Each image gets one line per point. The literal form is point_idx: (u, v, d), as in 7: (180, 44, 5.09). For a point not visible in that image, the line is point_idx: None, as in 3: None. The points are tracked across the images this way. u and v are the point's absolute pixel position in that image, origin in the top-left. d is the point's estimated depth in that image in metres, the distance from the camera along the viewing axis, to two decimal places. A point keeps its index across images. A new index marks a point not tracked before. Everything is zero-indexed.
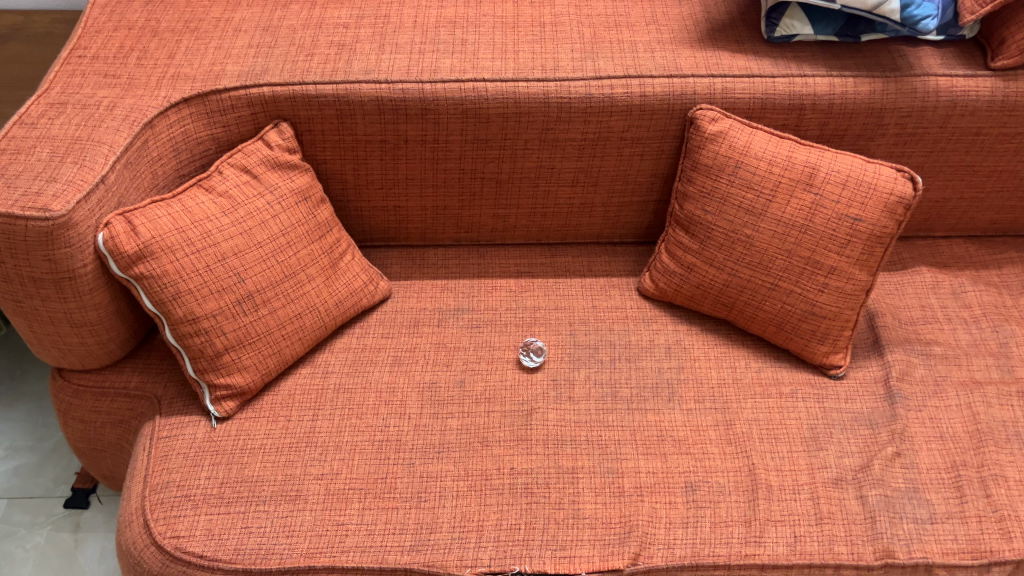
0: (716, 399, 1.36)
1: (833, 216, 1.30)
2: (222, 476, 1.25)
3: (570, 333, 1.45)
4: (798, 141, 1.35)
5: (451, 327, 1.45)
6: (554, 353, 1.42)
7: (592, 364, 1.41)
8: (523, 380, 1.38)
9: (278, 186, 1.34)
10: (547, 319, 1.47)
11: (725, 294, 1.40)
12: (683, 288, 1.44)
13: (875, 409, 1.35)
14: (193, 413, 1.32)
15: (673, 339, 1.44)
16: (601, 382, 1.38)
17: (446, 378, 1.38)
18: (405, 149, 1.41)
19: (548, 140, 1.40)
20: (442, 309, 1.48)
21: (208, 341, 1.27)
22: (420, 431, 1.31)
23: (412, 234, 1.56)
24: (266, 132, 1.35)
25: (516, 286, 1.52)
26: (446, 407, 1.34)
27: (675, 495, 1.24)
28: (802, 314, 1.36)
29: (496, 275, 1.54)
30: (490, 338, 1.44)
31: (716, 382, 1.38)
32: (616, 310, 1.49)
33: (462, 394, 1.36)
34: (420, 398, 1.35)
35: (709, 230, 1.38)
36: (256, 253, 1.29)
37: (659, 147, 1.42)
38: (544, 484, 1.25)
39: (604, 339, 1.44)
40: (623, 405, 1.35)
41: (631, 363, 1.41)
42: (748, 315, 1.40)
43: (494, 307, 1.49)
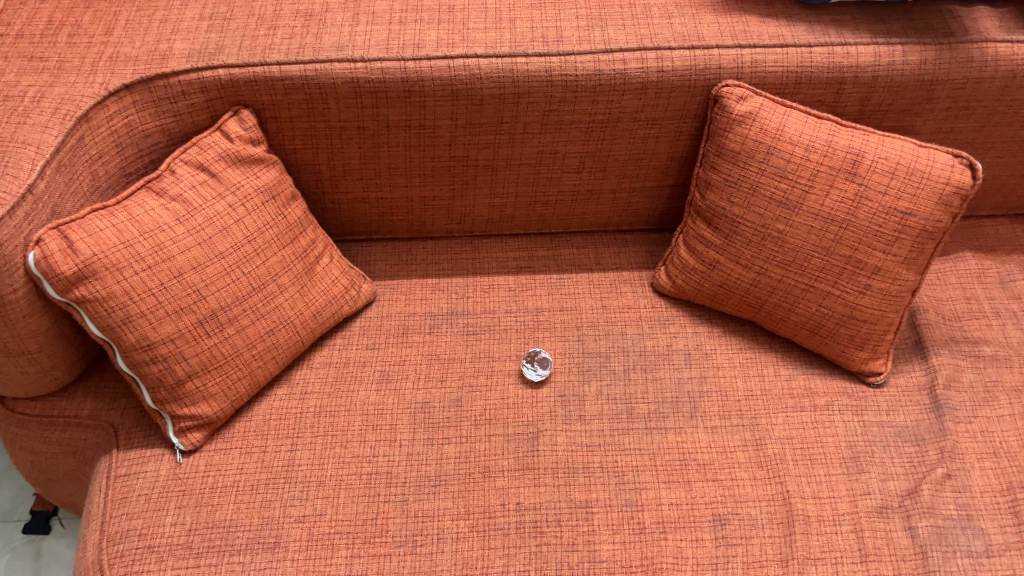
0: (744, 414, 1.22)
1: (880, 210, 1.13)
2: (190, 521, 1.10)
3: (578, 340, 1.30)
4: (838, 122, 1.17)
5: (444, 336, 1.30)
6: (561, 364, 1.27)
7: (604, 376, 1.25)
8: (528, 397, 1.23)
9: (240, 184, 1.16)
10: (551, 323, 1.31)
11: (753, 295, 1.25)
12: (703, 286, 1.28)
13: (920, 422, 1.21)
14: (155, 445, 1.17)
15: (693, 344, 1.29)
16: (615, 398, 1.23)
17: (440, 396, 1.23)
18: (387, 136, 1.22)
19: (551, 123, 1.22)
20: (434, 314, 1.32)
21: (167, 368, 1.10)
22: (413, 462, 1.16)
23: (397, 226, 1.39)
24: (223, 121, 1.16)
25: (515, 285, 1.36)
26: (442, 431, 1.19)
27: (702, 531, 1.11)
28: (840, 318, 1.20)
29: (493, 272, 1.38)
30: (488, 347, 1.28)
31: (742, 395, 1.24)
32: (628, 311, 1.33)
33: (460, 416, 1.21)
34: (411, 421, 1.20)
35: (734, 224, 1.22)
36: (218, 266, 1.12)
37: (677, 128, 1.25)
38: (555, 522, 1.11)
39: (617, 346, 1.29)
40: (640, 424, 1.21)
41: (647, 374, 1.26)
42: (778, 317, 1.25)
43: (492, 310, 1.33)
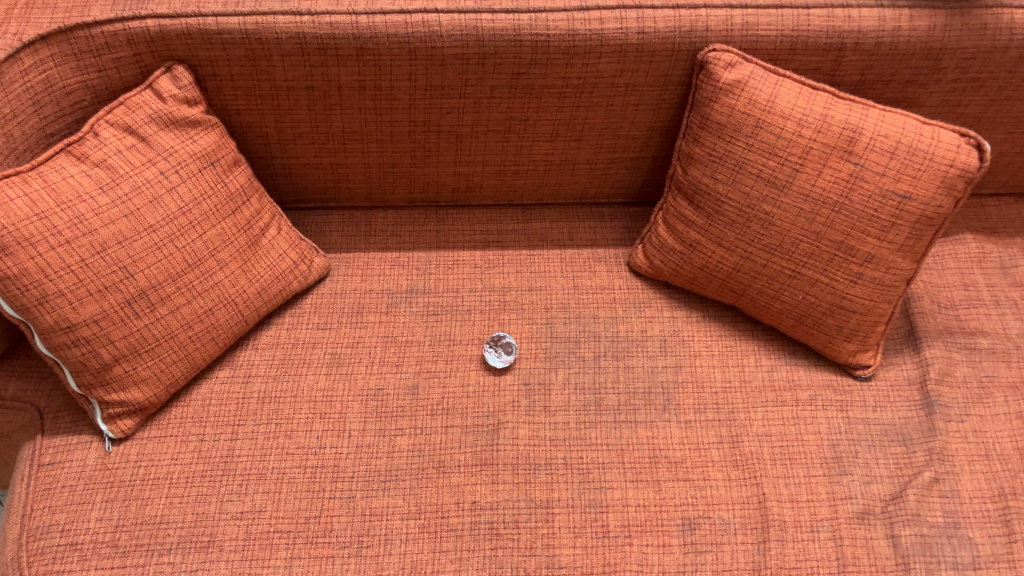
0: (720, 408, 1.13)
1: (877, 193, 1.03)
2: (117, 517, 1.02)
3: (546, 323, 1.20)
4: (835, 94, 1.06)
5: (402, 316, 1.20)
6: (527, 349, 1.18)
7: (572, 364, 1.17)
8: (489, 385, 1.14)
9: (174, 149, 1.05)
10: (518, 304, 1.22)
11: (735, 279, 1.16)
12: (682, 268, 1.19)
13: (909, 420, 1.13)
14: (83, 432, 1.08)
15: (669, 330, 1.20)
16: (583, 387, 1.15)
17: (395, 383, 1.14)
18: (339, 97, 1.11)
19: (521, 87, 1.11)
20: (392, 292, 1.23)
21: (92, 352, 1.00)
22: (362, 455, 1.08)
23: (355, 195, 1.29)
24: (154, 78, 1.04)
25: (481, 262, 1.27)
26: (394, 422, 1.11)
27: (670, 536, 1.03)
28: (828, 307, 1.11)
29: (457, 247, 1.28)
30: (449, 330, 1.19)
31: (720, 386, 1.15)
32: (600, 292, 1.24)
33: (415, 405, 1.12)
34: (363, 410, 1.12)
35: (717, 203, 1.12)
36: (148, 240, 1.01)
37: (658, 96, 1.14)
38: (512, 524, 1.03)
39: (587, 330, 1.20)
40: (609, 416, 1.12)
41: (619, 362, 1.17)
42: (761, 304, 1.16)
43: (455, 288, 1.23)
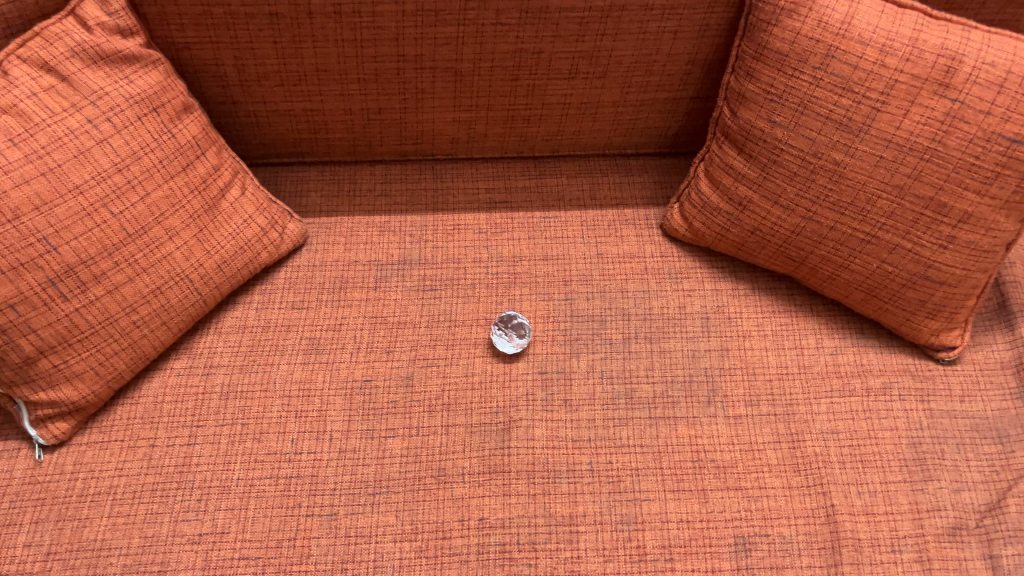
0: (776, 400, 0.94)
1: (979, 136, 0.82)
2: (49, 542, 0.83)
3: (565, 299, 1.01)
4: (926, 13, 0.85)
5: (393, 292, 1.01)
6: (542, 331, 0.99)
7: (598, 348, 0.97)
8: (498, 375, 0.95)
9: (105, 91, 0.84)
10: (531, 277, 1.03)
11: (794, 244, 0.96)
12: (729, 231, 0.99)
13: (1004, 413, 0.93)
14: (10, 438, 0.89)
15: (712, 307, 1.01)
16: (611, 376, 0.95)
17: (385, 373, 0.95)
18: (309, 26, 0.90)
19: (533, 11, 0.90)
20: (382, 263, 1.03)
21: (9, 344, 0.80)
22: (346, 463, 0.89)
23: (336, 148, 1.09)
24: (78, 2, 0.83)
25: (486, 226, 1.07)
26: (385, 421, 0.92)
27: (721, 560, 0.85)
28: (909, 278, 0.91)
29: (458, 209, 1.08)
30: (449, 308, 1.00)
31: (775, 373, 0.96)
32: (629, 261, 1.04)
33: (409, 401, 0.93)
34: (346, 407, 0.93)
35: (776, 151, 0.92)
36: (74, 204, 0.81)
37: (701, 21, 0.93)
38: (528, 546, 0.85)
39: (615, 307, 1.00)
40: (642, 412, 0.93)
41: (653, 345, 0.98)
42: (824, 274, 0.96)
43: (456, 258, 1.04)
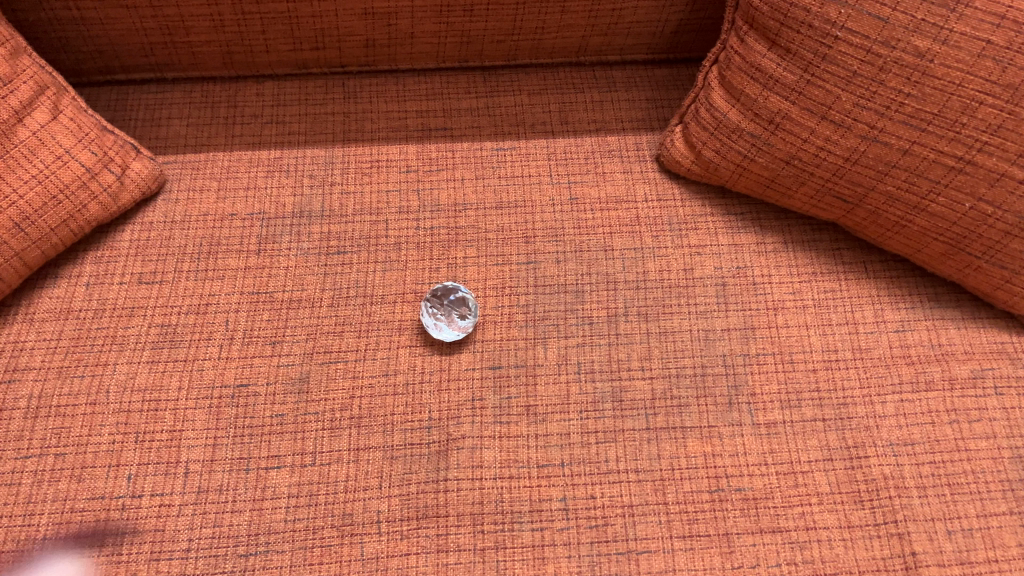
0: (825, 399, 0.67)
1: None
2: None
3: (527, 262, 0.72)
4: None
5: (284, 258, 0.72)
6: (494, 308, 0.70)
7: (572, 331, 0.69)
8: (430, 373, 0.67)
9: None
10: (478, 232, 0.74)
11: (849, 178, 0.67)
12: (755, 160, 0.70)
13: None
14: None
15: (728, 269, 0.73)
16: (591, 371, 0.67)
17: (269, 374, 0.67)
18: None
19: None
20: (269, 218, 0.74)
21: None
22: (205, 511, 0.61)
23: (207, 57, 0.78)
24: None
25: (417, 163, 0.77)
26: (266, 445, 0.64)
27: None
28: (1015, 225, 0.63)
29: (378, 140, 0.79)
30: (364, 278, 0.71)
31: (821, 360, 0.68)
32: (613, 208, 0.75)
33: (303, 414, 0.65)
34: (211, 426, 0.64)
35: (827, 41, 0.62)
36: None
37: None
38: None
39: (595, 273, 0.72)
40: (637, 422, 0.65)
41: (649, 325, 0.70)
42: (891, 219, 0.68)
43: (373, 208, 0.75)
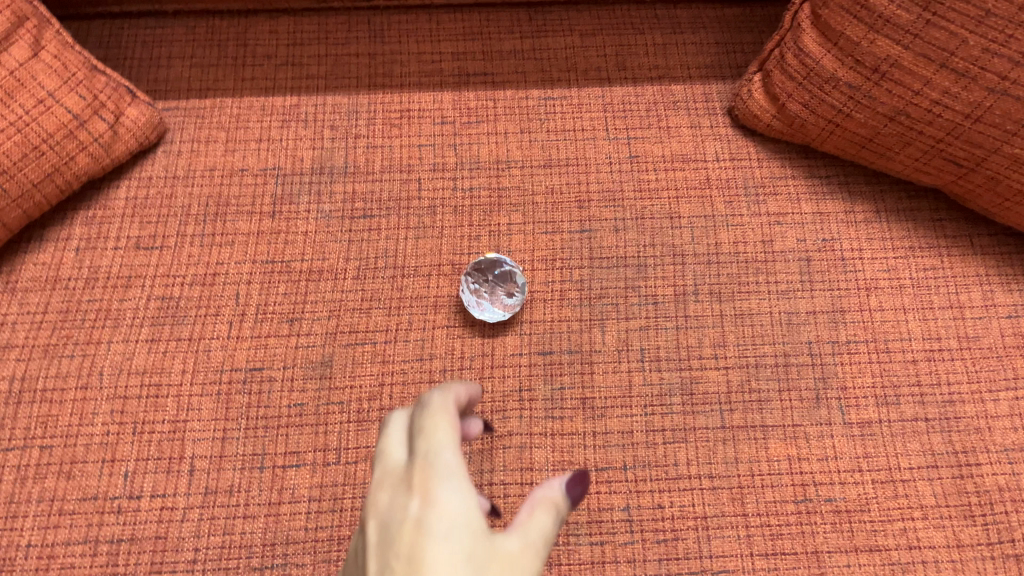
0: (929, 396, 0.58)
1: None
2: None
3: (581, 231, 0.63)
4: None
5: (302, 221, 0.63)
6: (544, 283, 0.61)
7: (634, 312, 0.60)
8: (471, 359, 0.58)
9: None
10: (525, 195, 0.64)
11: (967, 138, 0.57)
12: (851, 115, 0.60)
13: None
14: None
15: (813, 242, 0.63)
16: (657, 358, 0.58)
17: (286, 357, 0.58)
18: None
19: None
20: (286, 176, 0.64)
21: None
22: (214, 516, 0.53)
23: None
24: None
25: (454, 113, 0.68)
26: (284, 439, 0.55)
27: None
28: None
29: (409, 86, 0.69)
30: (394, 247, 0.62)
31: (922, 350, 0.59)
32: (679, 169, 0.66)
33: (325, 404, 0.56)
34: (220, 416, 0.56)
35: None
36: None
37: None
38: None
39: (659, 244, 0.63)
40: (710, 419, 0.57)
41: (723, 306, 0.60)
42: (1012, 187, 0.58)
43: (405, 166, 0.65)
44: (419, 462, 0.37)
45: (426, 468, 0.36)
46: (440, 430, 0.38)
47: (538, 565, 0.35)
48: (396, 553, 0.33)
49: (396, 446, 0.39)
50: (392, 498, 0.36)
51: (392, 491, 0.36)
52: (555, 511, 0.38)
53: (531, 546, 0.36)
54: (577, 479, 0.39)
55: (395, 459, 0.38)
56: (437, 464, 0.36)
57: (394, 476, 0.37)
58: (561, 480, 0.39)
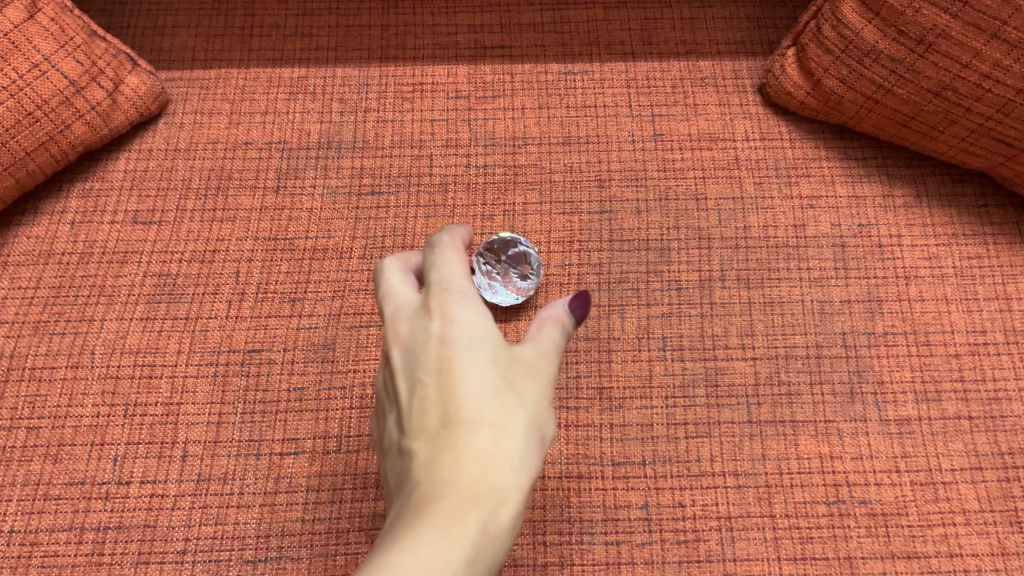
0: (973, 393, 0.54)
1: None
2: None
3: (601, 212, 0.59)
4: None
5: (307, 197, 0.60)
6: (561, 266, 0.58)
7: (656, 298, 0.56)
8: None
9: None
10: (543, 173, 0.61)
11: (1019, 116, 0.53)
12: (893, 91, 0.56)
13: None
14: None
15: (849, 227, 0.59)
16: (679, 347, 0.55)
17: (287, 338, 0.55)
18: None
19: None
20: (292, 150, 0.61)
21: None
22: (206, 505, 0.50)
23: None
24: None
25: (469, 86, 0.64)
26: (282, 425, 0.52)
27: None
28: None
29: (422, 58, 0.65)
30: (403, 225, 0.59)
31: (967, 344, 0.55)
32: (706, 149, 0.62)
33: (326, 389, 0.53)
34: (215, 400, 0.53)
35: None
36: None
37: None
38: None
39: (684, 227, 0.59)
40: (736, 413, 0.53)
41: (751, 293, 0.57)
42: None
43: (416, 141, 0.62)
44: (434, 291, 0.41)
45: (441, 296, 0.41)
46: (452, 265, 0.42)
47: (552, 370, 0.41)
48: (427, 371, 0.39)
49: (404, 280, 0.44)
50: (414, 328, 0.41)
51: (413, 324, 0.41)
52: (559, 327, 0.43)
53: (545, 356, 0.41)
54: (578, 303, 0.45)
55: (407, 296, 0.43)
56: (453, 293, 0.41)
57: (411, 308, 0.42)
58: (564, 302, 0.45)
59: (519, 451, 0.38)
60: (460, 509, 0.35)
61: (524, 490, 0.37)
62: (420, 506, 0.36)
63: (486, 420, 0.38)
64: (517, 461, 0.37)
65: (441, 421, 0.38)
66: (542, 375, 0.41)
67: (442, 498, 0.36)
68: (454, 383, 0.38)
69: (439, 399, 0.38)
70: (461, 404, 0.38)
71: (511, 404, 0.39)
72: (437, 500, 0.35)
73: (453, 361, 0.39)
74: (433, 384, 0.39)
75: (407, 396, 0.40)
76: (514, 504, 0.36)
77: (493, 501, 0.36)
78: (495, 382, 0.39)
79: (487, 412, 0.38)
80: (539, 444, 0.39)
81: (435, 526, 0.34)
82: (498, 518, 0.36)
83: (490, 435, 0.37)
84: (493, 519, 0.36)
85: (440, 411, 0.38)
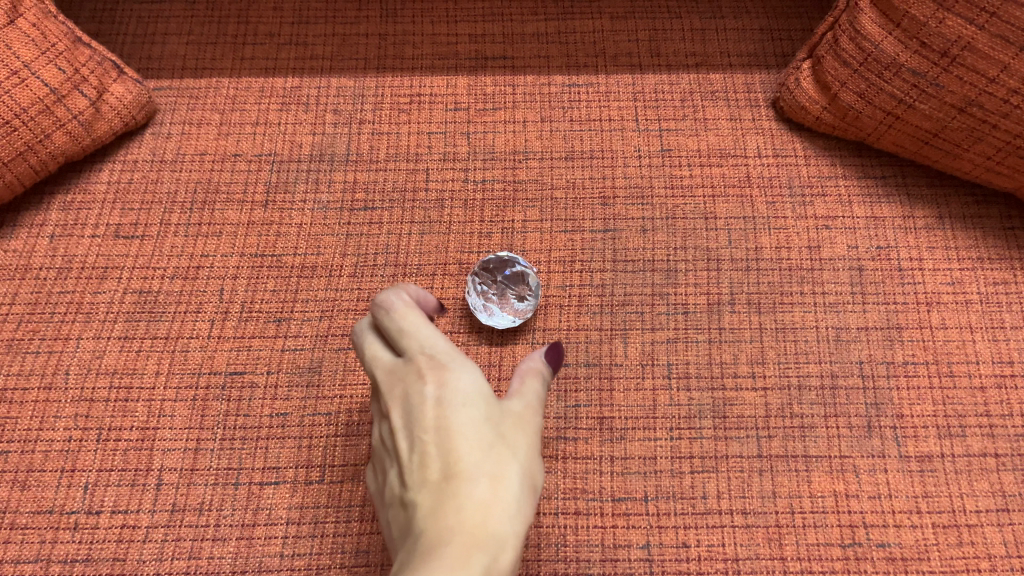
0: (999, 429, 0.50)
1: None
2: None
3: (604, 230, 0.57)
4: None
5: (297, 212, 0.57)
6: (561, 287, 0.55)
7: (661, 322, 0.53)
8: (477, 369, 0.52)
9: None
10: (544, 189, 0.58)
11: None
12: (915, 106, 0.53)
13: None
14: None
15: (867, 249, 0.56)
16: (685, 375, 0.52)
17: (271, 360, 0.52)
18: None
19: None
20: (282, 162, 0.59)
21: None
22: (180, 538, 0.47)
23: None
24: None
25: (469, 98, 0.62)
26: (263, 453, 0.49)
27: None
28: None
29: (421, 69, 0.63)
30: (396, 242, 0.56)
31: (992, 376, 0.52)
32: (716, 165, 0.59)
33: (311, 414, 0.50)
34: (193, 425, 0.50)
35: None
36: None
37: None
38: None
39: (692, 247, 0.56)
40: (744, 446, 0.50)
41: (762, 318, 0.53)
42: None
43: (412, 154, 0.59)
44: (419, 357, 0.43)
45: (430, 360, 0.42)
46: (422, 327, 0.44)
47: (538, 422, 0.44)
48: (424, 427, 0.41)
49: (381, 347, 0.45)
50: (403, 390, 0.42)
51: (405, 385, 0.42)
52: (541, 378, 0.46)
53: (529, 409, 0.44)
54: (552, 352, 0.48)
55: (391, 358, 0.44)
56: (438, 356, 0.43)
57: (398, 373, 0.43)
58: (540, 353, 0.48)
59: (516, 500, 0.39)
60: (466, 555, 0.35)
61: (519, 536, 0.38)
62: (427, 551, 0.35)
63: (484, 456, 0.39)
64: (514, 509, 0.38)
65: (441, 473, 0.39)
66: (530, 427, 0.43)
67: (450, 544, 0.35)
68: (452, 435, 0.40)
69: (440, 453, 0.39)
70: (460, 456, 0.39)
71: (505, 456, 0.40)
72: (445, 546, 0.35)
73: (447, 411, 0.41)
74: (432, 439, 0.40)
75: (407, 453, 0.41)
76: (513, 548, 0.37)
77: (495, 545, 0.36)
78: (489, 432, 0.40)
79: (485, 463, 0.39)
80: (531, 492, 0.41)
81: (451, 561, 0.34)
82: (500, 562, 0.36)
83: (489, 476, 0.39)
84: (496, 564, 0.36)
85: (441, 462, 0.39)
